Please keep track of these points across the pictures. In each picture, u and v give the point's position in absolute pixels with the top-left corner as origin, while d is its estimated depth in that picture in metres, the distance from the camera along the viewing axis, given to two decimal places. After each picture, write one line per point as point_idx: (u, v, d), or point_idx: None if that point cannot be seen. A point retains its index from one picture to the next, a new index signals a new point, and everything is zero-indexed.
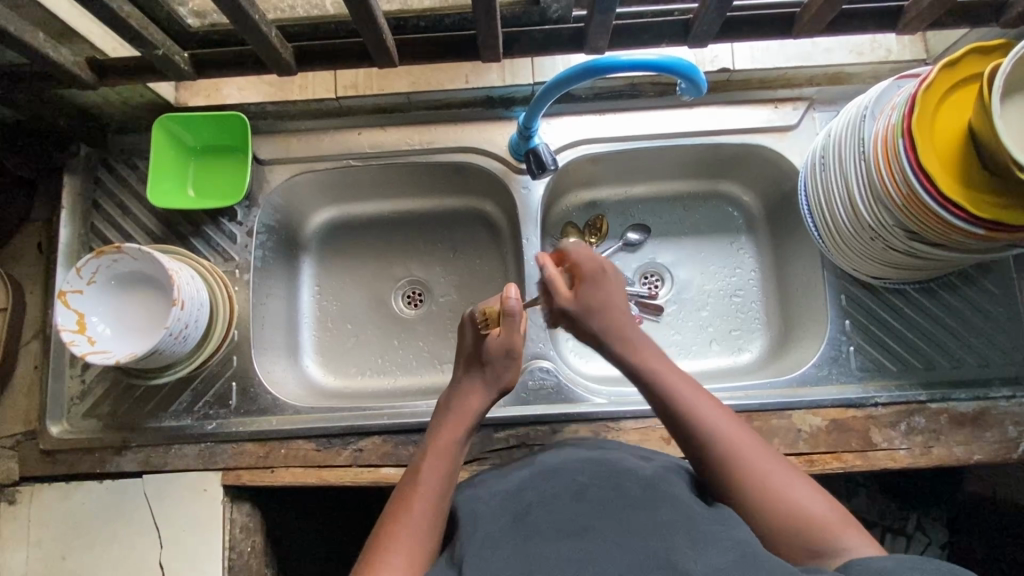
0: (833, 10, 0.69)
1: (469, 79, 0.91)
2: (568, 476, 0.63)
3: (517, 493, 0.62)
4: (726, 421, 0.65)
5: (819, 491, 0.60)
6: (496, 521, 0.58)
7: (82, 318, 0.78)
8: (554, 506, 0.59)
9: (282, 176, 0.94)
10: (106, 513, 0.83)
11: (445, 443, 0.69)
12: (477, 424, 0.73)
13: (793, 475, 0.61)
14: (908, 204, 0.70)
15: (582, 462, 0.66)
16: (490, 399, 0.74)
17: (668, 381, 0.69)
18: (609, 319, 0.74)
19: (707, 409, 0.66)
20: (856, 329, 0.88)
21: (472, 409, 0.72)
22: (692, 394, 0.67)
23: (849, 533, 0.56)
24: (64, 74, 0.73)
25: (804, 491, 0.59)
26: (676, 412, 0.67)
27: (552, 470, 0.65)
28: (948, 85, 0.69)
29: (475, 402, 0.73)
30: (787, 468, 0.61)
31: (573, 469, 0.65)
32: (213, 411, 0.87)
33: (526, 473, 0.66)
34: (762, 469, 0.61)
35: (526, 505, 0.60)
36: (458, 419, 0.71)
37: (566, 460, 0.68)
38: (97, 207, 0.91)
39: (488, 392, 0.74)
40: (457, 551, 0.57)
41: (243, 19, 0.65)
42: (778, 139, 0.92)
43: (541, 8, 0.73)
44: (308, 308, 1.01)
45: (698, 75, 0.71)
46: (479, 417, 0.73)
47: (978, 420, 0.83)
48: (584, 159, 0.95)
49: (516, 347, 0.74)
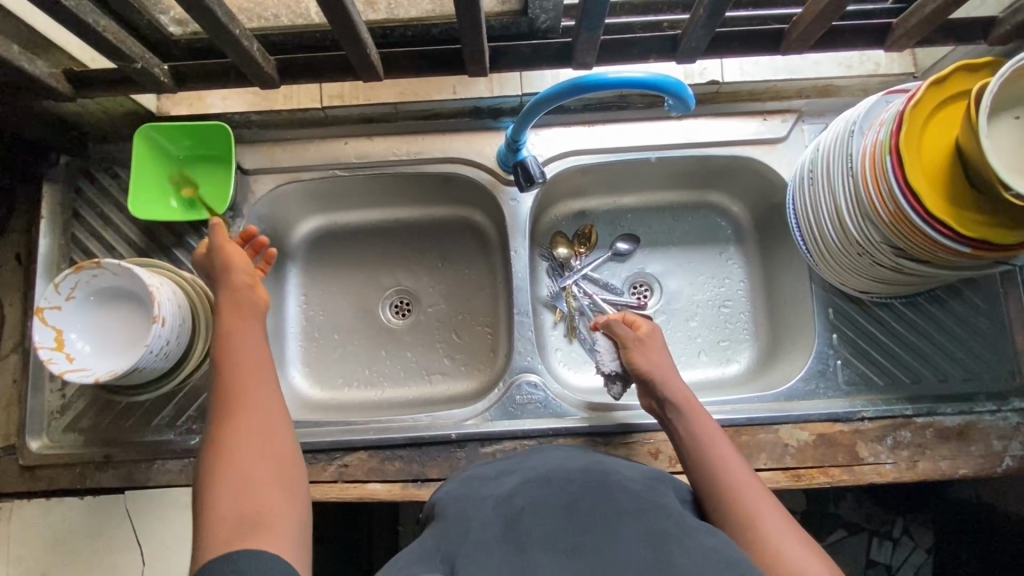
0: (823, 29, 0.68)
1: (457, 90, 0.90)
2: (558, 485, 0.62)
3: (508, 498, 0.62)
4: (737, 459, 0.68)
5: (816, 552, 0.58)
6: (489, 528, 0.57)
7: (60, 334, 0.76)
8: (545, 513, 0.58)
9: (266, 186, 0.92)
10: (87, 530, 0.82)
11: (232, 325, 0.69)
12: (250, 301, 0.72)
13: (792, 531, 0.60)
14: (894, 221, 0.70)
15: (574, 470, 0.66)
16: (241, 276, 0.74)
17: (699, 424, 0.72)
18: (667, 368, 0.77)
19: (720, 442, 0.70)
20: (843, 342, 0.88)
21: (241, 304, 0.72)
22: (720, 443, 0.70)
23: None
24: (39, 87, 0.71)
25: (802, 551, 0.58)
26: (703, 457, 0.69)
27: (542, 476, 0.65)
28: (935, 102, 0.69)
29: (226, 296, 0.72)
30: (793, 530, 0.60)
31: (563, 477, 0.64)
32: (197, 425, 0.86)
33: (517, 479, 0.66)
34: (755, 498, 0.63)
35: (518, 511, 0.59)
36: (229, 312, 0.71)
37: (558, 466, 0.67)
38: (77, 217, 0.90)
39: (242, 279, 0.74)
40: (450, 548, 0.56)
41: (222, 33, 0.63)
42: (767, 151, 0.92)
43: (528, 19, 0.72)
44: (294, 318, 0.99)
45: (686, 92, 0.70)
46: (247, 297, 0.72)
47: (962, 434, 0.83)
48: (572, 170, 0.94)
49: (221, 243, 0.76)
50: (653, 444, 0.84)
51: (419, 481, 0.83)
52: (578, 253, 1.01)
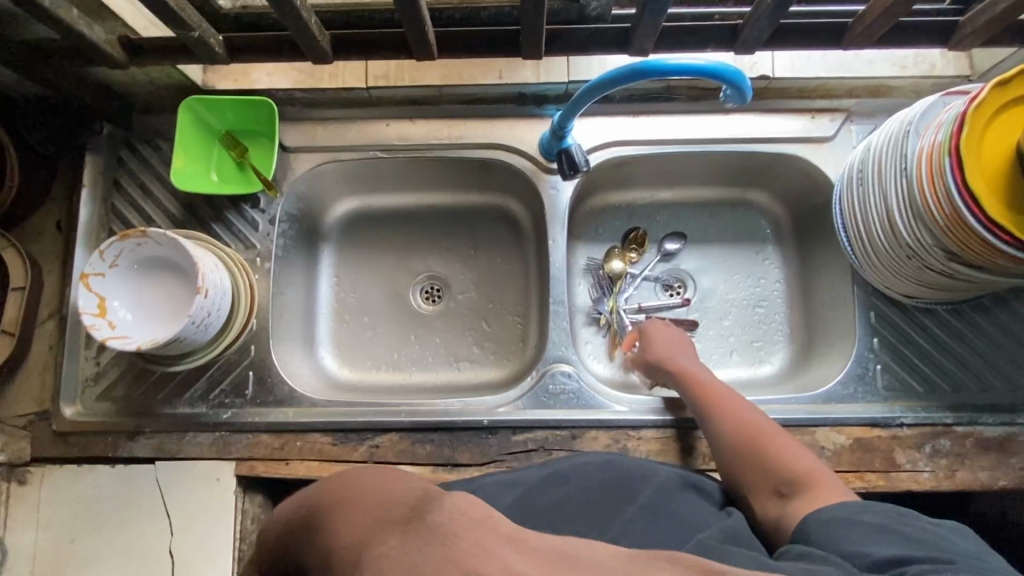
0: (889, 23, 0.67)
1: (502, 75, 0.89)
2: (580, 481, 0.63)
3: (526, 498, 0.62)
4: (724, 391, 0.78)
5: (808, 455, 0.68)
6: None
7: (102, 302, 0.77)
8: None
9: (307, 164, 0.92)
10: (117, 499, 0.83)
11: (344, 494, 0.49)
12: None
13: (789, 443, 0.70)
14: (950, 225, 0.69)
15: (594, 465, 0.65)
16: None
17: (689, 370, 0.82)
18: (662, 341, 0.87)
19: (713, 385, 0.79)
20: (883, 347, 0.87)
21: (500, 524, 0.41)
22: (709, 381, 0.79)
23: (814, 473, 0.65)
24: (94, 52, 0.71)
25: (803, 458, 0.68)
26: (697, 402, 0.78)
27: (561, 472, 0.65)
28: (999, 105, 0.67)
29: None
30: (788, 441, 0.70)
31: (582, 474, 0.64)
32: (229, 399, 0.86)
33: (535, 475, 0.65)
34: (771, 440, 0.70)
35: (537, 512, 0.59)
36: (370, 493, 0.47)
37: (578, 462, 0.67)
38: (118, 187, 0.90)
39: None
40: None
41: (284, 4, 0.63)
42: (814, 149, 0.91)
43: (580, 5, 0.71)
44: (325, 299, 0.99)
45: (744, 82, 0.68)
46: None
47: (1003, 446, 0.82)
48: (614, 161, 0.93)
49: None
50: (687, 441, 0.83)
51: (449, 466, 0.83)
52: (630, 258, 1.01)
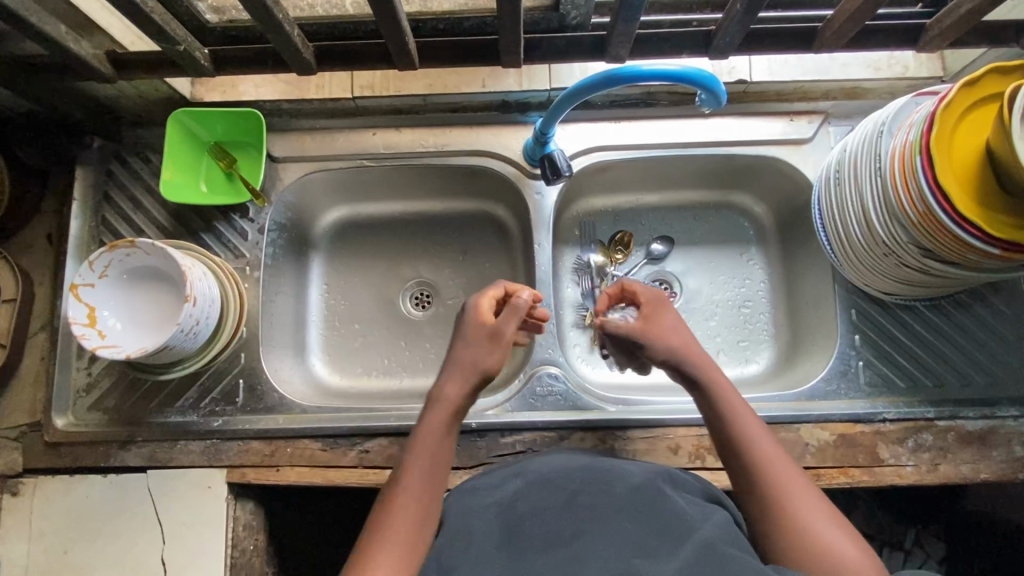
0: (857, 27, 0.69)
1: (486, 83, 0.91)
2: (562, 483, 0.63)
3: (508, 503, 0.62)
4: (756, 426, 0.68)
5: (834, 516, 0.62)
6: (492, 531, 0.59)
7: (92, 312, 0.78)
8: (546, 514, 0.59)
9: (295, 174, 0.94)
10: (108, 508, 0.83)
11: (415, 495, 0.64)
12: None
13: (815, 500, 0.63)
14: (923, 221, 0.70)
15: (578, 468, 0.66)
16: None
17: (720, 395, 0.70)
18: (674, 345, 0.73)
19: (745, 417, 0.69)
20: (865, 344, 0.88)
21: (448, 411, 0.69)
22: (739, 407, 0.69)
23: (839, 546, 0.59)
24: (82, 67, 0.73)
25: (826, 522, 0.61)
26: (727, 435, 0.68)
27: (545, 477, 0.65)
28: (966, 105, 0.68)
29: None
30: (813, 498, 0.63)
31: (564, 476, 0.65)
32: (220, 407, 0.87)
33: (519, 482, 0.65)
34: (796, 497, 0.63)
35: (518, 515, 0.60)
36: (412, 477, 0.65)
37: (561, 465, 0.67)
38: (108, 199, 0.91)
39: None
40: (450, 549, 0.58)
41: (267, 18, 0.65)
42: (792, 151, 0.92)
43: (560, 14, 0.73)
44: (315, 307, 1.00)
45: (719, 87, 0.70)
46: None
47: (984, 439, 0.83)
48: (597, 166, 0.95)
49: None
50: (673, 439, 0.84)
51: None
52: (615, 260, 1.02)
